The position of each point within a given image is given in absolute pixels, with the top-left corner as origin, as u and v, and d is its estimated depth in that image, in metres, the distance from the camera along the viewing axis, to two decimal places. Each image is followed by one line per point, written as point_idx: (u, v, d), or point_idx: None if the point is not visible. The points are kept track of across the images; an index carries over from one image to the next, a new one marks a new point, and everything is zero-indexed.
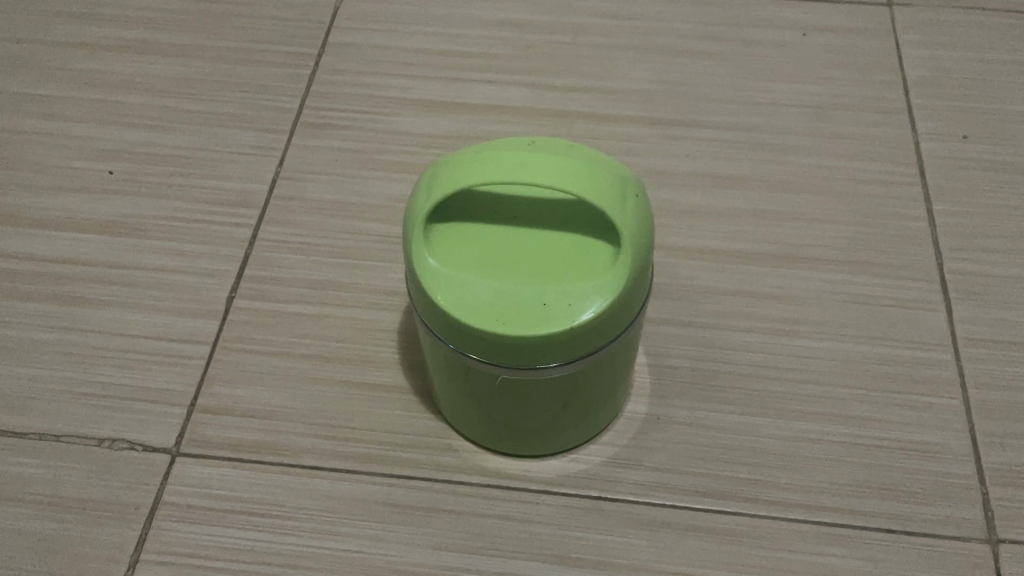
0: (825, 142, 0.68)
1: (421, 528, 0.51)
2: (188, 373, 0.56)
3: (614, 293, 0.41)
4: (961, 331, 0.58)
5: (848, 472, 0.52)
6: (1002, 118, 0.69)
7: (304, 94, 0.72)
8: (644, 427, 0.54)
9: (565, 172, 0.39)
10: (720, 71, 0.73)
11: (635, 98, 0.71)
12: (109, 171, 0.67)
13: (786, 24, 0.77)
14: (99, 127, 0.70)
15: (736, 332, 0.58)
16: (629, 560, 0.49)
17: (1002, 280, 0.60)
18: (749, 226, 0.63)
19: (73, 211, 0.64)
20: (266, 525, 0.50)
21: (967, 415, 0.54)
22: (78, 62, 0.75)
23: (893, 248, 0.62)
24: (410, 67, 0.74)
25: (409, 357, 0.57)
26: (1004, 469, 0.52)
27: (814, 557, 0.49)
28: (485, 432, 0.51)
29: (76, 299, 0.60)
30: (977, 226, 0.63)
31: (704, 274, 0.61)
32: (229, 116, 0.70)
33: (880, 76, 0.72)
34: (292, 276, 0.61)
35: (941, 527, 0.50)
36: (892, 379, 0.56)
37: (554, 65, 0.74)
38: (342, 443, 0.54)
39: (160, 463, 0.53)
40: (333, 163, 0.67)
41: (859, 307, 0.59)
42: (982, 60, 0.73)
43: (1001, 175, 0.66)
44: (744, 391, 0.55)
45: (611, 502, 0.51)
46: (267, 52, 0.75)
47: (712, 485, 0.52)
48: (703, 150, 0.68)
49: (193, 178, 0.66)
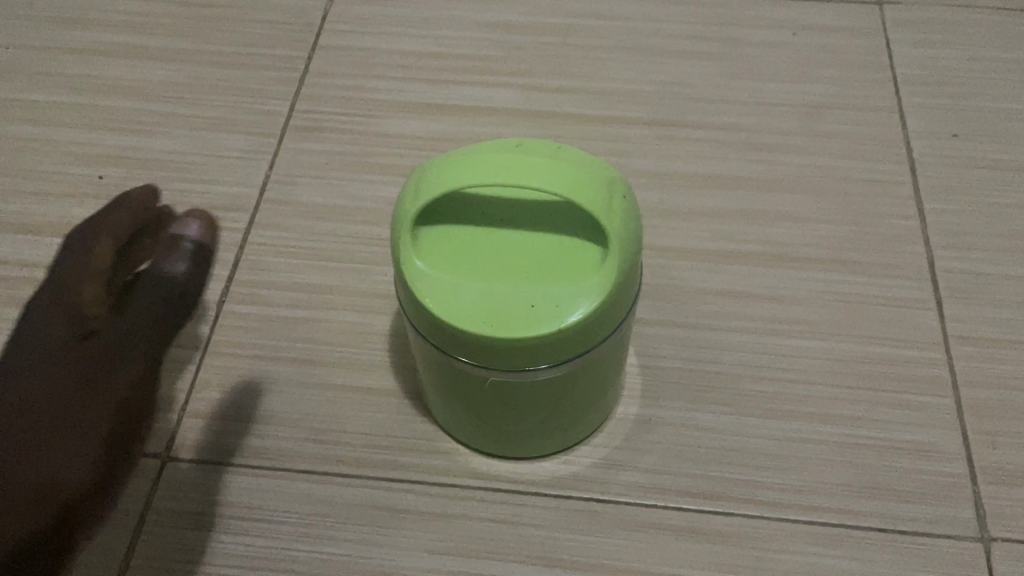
0: (817, 142, 0.68)
1: (412, 531, 0.50)
2: (177, 378, 0.56)
3: (601, 295, 0.41)
4: (953, 329, 0.58)
5: (840, 472, 0.52)
6: (993, 116, 0.69)
7: (295, 97, 0.72)
8: (635, 429, 0.54)
9: (552, 174, 0.39)
10: (711, 71, 0.73)
11: (627, 99, 0.71)
12: (99, 176, 0.67)
13: (777, 24, 0.77)
14: (89, 132, 0.70)
15: (727, 333, 0.58)
16: (621, 562, 0.49)
17: (994, 278, 0.60)
18: (740, 225, 0.63)
19: (63, 217, 0.64)
20: (257, 530, 0.50)
21: (959, 413, 0.54)
22: (67, 68, 0.75)
23: (884, 247, 0.62)
24: (401, 69, 0.74)
25: (400, 361, 0.57)
26: (997, 467, 0.52)
27: (806, 557, 0.49)
28: (475, 435, 0.51)
29: None
30: (969, 224, 0.63)
31: (695, 274, 0.61)
32: (221, 120, 0.70)
33: (870, 75, 0.72)
34: (283, 280, 0.61)
35: (934, 526, 0.50)
36: (884, 378, 0.56)
37: (545, 66, 0.74)
38: (333, 447, 0.53)
39: (150, 469, 0.52)
40: (324, 167, 0.67)
41: (850, 307, 0.59)
42: (973, 57, 0.73)
43: (993, 173, 0.66)
44: (735, 392, 0.55)
45: (603, 503, 0.51)
46: (257, 55, 0.75)
47: (705, 485, 0.52)
48: (695, 150, 0.68)
49: (184, 183, 0.66)
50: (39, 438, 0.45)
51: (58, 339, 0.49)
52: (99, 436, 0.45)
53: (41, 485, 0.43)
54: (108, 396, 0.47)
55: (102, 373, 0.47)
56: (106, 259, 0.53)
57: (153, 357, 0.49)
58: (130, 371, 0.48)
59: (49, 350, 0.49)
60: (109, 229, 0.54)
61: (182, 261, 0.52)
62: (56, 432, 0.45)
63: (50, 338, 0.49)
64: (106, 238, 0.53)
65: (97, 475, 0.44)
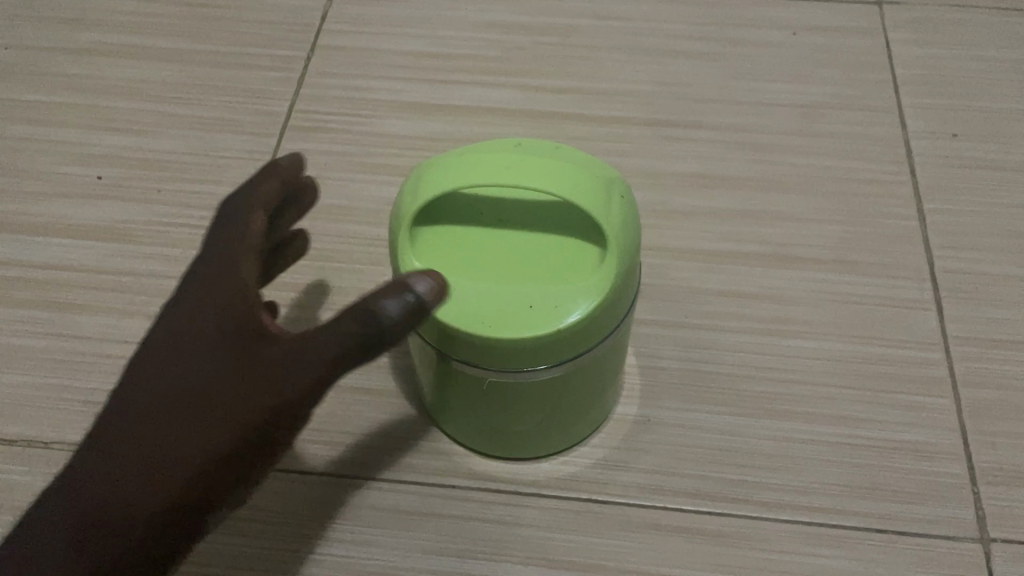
0: (817, 142, 0.68)
1: (410, 532, 0.50)
2: None
3: (601, 296, 0.40)
4: (953, 329, 0.57)
5: (839, 472, 0.52)
6: (993, 116, 0.69)
7: (294, 98, 0.71)
8: (634, 429, 0.54)
9: (550, 174, 0.39)
10: (710, 71, 0.73)
11: (627, 99, 0.71)
12: (98, 176, 0.67)
13: (776, 24, 0.77)
14: (87, 132, 0.70)
15: (727, 333, 0.58)
16: (620, 563, 0.49)
17: (993, 278, 0.60)
18: (739, 226, 0.63)
19: (62, 217, 0.64)
20: (254, 531, 0.50)
21: (958, 414, 0.54)
22: (67, 68, 0.75)
23: (884, 247, 0.61)
24: (400, 69, 0.74)
25: (399, 361, 0.57)
26: (997, 468, 0.52)
27: (804, 557, 0.49)
28: (474, 436, 0.51)
29: (64, 305, 0.60)
30: (969, 224, 0.62)
31: (694, 274, 0.61)
32: (220, 121, 0.70)
33: (870, 75, 0.72)
34: (281, 281, 0.60)
35: (934, 526, 0.50)
36: (884, 378, 0.55)
37: (545, 66, 0.74)
38: (331, 448, 0.53)
39: None
40: (323, 167, 0.67)
41: (850, 306, 0.59)
42: (972, 57, 0.73)
43: (992, 173, 0.65)
44: (735, 392, 0.55)
45: (601, 504, 0.51)
46: (257, 55, 0.75)
47: (704, 486, 0.52)
48: (694, 150, 0.68)
49: (183, 183, 0.66)
50: (169, 424, 0.39)
51: (211, 299, 0.40)
52: (230, 435, 0.38)
53: (165, 485, 0.38)
54: (246, 386, 0.38)
55: (248, 357, 0.38)
56: (261, 232, 0.41)
57: (286, 369, 0.37)
58: (271, 370, 0.37)
59: (203, 307, 0.40)
60: (263, 199, 0.42)
61: (396, 307, 0.36)
62: (188, 421, 0.38)
63: (199, 286, 0.40)
64: (261, 211, 0.42)
65: (226, 478, 0.39)
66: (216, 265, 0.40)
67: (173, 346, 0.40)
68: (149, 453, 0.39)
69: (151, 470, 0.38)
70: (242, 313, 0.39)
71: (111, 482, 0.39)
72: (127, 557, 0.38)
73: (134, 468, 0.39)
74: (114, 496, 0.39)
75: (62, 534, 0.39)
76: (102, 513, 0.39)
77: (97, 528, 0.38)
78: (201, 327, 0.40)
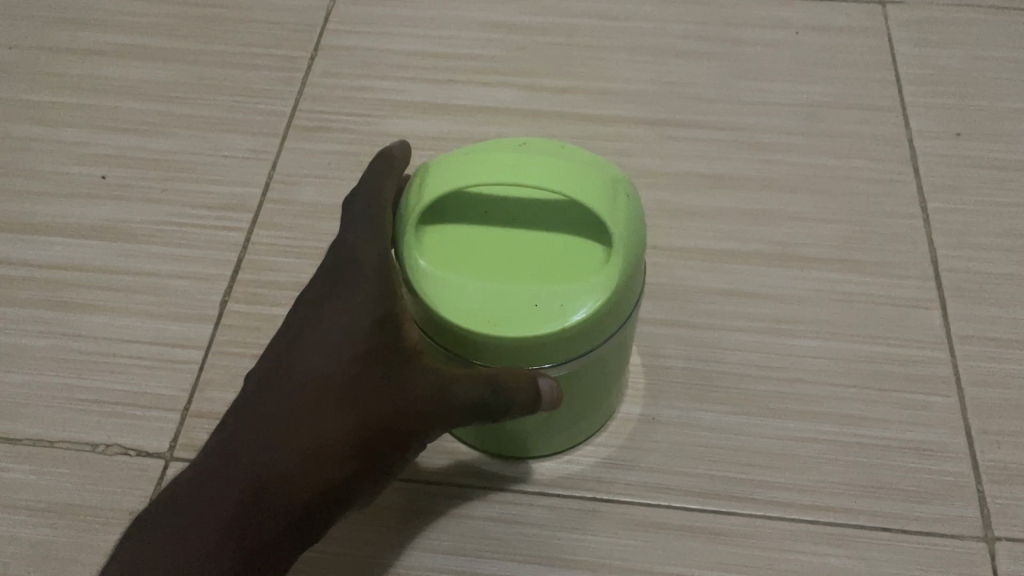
0: (820, 141, 0.68)
1: (415, 531, 0.51)
2: (180, 378, 0.56)
3: (606, 293, 0.40)
4: (956, 328, 0.57)
5: (843, 471, 0.52)
6: (996, 115, 0.69)
7: (298, 97, 0.72)
8: (638, 429, 0.54)
9: (554, 172, 0.39)
10: (713, 71, 0.73)
11: (630, 99, 0.71)
12: (102, 176, 0.67)
13: (778, 24, 0.77)
14: (92, 132, 0.70)
15: (730, 332, 0.58)
16: (624, 561, 0.49)
17: (997, 277, 0.60)
18: (742, 225, 0.63)
19: (66, 217, 0.65)
20: None
21: (962, 413, 0.54)
22: (71, 68, 0.75)
23: (887, 247, 0.61)
24: (403, 69, 0.74)
25: None
26: (1000, 467, 0.52)
27: (808, 556, 0.49)
28: (479, 436, 0.51)
29: (68, 305, 0.60)
30: (972, 223, 0.63)
31: (698, 274, 0.61)
32: (223, 120, 0.70)
33: (873, 74, 0.72)
34: (285, 280, 0.60)
35: (938, 525, 0.50)
36: (888, 377, 0.55)
37: (548, 66, 0.74)
38: None
39: (154, 469, 0.53)
40: (327, 167, 0.67)
41: (854, 306, 0.59)
42: (975, 57, 0.73)
43: (996, 173, 0.65)
44: (738, 391, 0.55)
45: (605, 503, 0.51)
46: (260, 55, 0.75)
47: (708, 485, 0.52)
48: (697, 150, 0.68)
49: (187, 183, 0.66)
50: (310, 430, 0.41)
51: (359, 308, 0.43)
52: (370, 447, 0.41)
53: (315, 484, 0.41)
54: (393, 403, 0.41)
55: (399, 373, 0.41)
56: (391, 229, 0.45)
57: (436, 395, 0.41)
58: (423, 391, 0.41)
59: (353, 315, 0.43)
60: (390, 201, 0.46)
61: (530, 390, 0.40)
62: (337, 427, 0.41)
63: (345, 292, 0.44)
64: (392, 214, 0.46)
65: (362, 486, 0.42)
66: (363, 274, 0.43)
67: (322, 350, 0.43)
68: (301, 450, 0.41)
69: (302, 470, 0.41)
70: (392, 328, 0.42)
71: (263, 478, 0.41)
72: (274, 548, 0.41)
73: (285, 465, 0.41)
74: (266, 491, 0.41)
75: (212, 523, 0.41)
76: (254, 507, 0.41)
77: (249, 520, 0.41)
78: (350, 335, 0.42)
